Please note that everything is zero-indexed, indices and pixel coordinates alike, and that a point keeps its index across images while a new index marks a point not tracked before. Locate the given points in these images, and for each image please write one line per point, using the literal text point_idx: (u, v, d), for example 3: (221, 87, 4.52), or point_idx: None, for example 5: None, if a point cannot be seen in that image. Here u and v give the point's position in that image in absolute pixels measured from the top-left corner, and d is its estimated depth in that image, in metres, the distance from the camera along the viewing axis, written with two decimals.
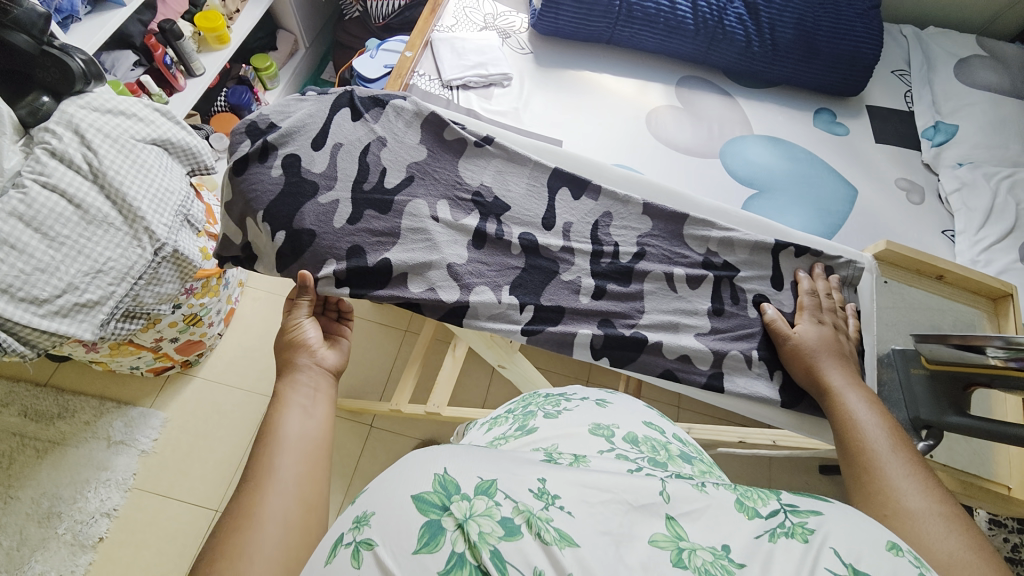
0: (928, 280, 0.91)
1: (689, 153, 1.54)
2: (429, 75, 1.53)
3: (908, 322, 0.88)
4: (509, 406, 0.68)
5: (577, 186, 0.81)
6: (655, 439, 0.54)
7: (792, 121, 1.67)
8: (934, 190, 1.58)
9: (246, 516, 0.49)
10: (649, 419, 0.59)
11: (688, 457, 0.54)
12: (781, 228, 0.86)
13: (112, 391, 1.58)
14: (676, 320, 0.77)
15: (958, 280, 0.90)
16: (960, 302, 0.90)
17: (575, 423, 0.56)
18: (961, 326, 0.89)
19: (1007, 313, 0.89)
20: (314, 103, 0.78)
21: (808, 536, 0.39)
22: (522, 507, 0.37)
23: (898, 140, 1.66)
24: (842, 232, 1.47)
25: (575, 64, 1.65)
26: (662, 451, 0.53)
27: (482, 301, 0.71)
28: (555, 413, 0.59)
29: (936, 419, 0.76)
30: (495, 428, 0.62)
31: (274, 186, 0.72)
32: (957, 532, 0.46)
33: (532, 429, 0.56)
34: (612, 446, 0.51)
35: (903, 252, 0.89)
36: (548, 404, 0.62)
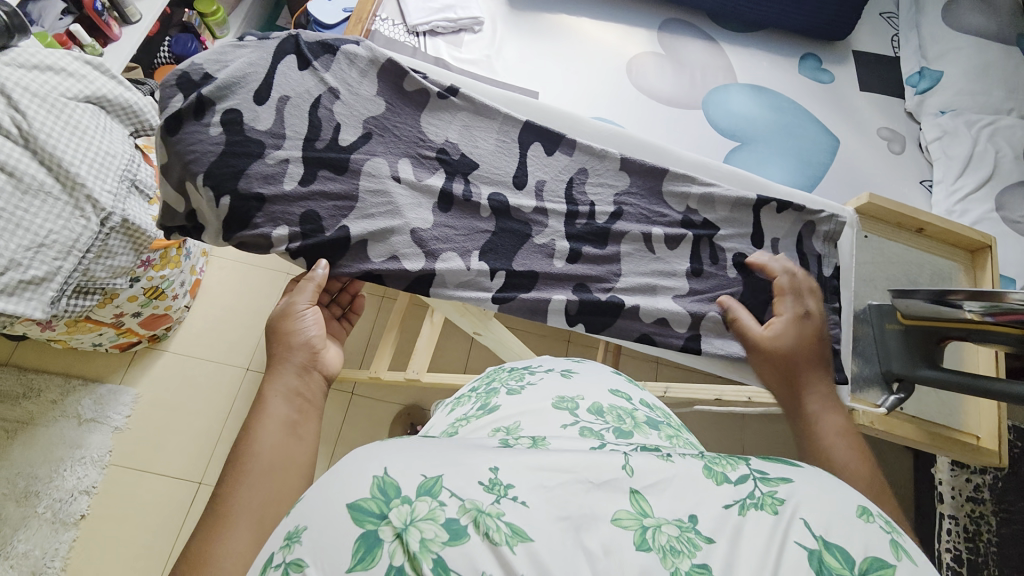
0: (908, 232, 0.90)
1: (671, 104, 1.48)
2: (392, 20, 1.40)
3: (885, 276, 0.87)
4: (473, 385, 0.70)
5: (550, 140, 0.76)
6: (621, 408, 0.57)
7: (777, 68, 1.61)
8: (915, 139, 1.56)
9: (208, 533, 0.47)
10: (615, 387, 0.62)
11: (654, 424, 0.56)
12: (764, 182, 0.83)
13: (77, 368, 1.52)
14: (654, 282, 0.75)
15: (938, 233, 0.89)
16: (938, 255, 0.90)
17: (539, 398, 0.57)
18: (937, 279, 0.89)
19: (984, 264, 0.89)
20: (254, 50, 0.69)
21: (777, 507, 0.38)
22: (469, 506, 0.36)
23: (882, 87, 1.62)
24: (821, 184, 1.45)
25: (552, 6, 1.53)
26: (627, 420, 0.55)
27: (450, 268, 0.67)
28: (519, 388, 0.61)
29: (908, 372, 0.77)
30: (459, 407, 0.64)
31: (213, 146, 0.64)
32: None
33: (495, 407, 0.58)
34: (577, 419, 0.53)
35: (885, 206, 0.87)
36: (512, 380, 0.64)
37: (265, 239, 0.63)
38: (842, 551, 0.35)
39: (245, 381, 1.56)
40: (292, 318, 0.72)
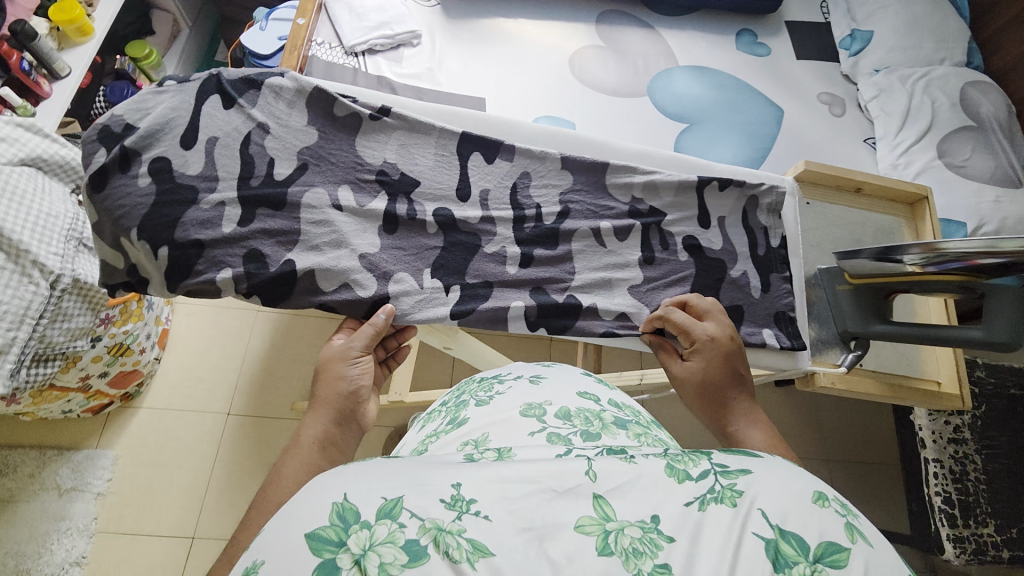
0: (848, 194, 0.93)
1: (617, 95, 1.50)
2: (329, 43, 1.38)
3: (832, 240, 0.90)
4: (444, 399, 0.74)
5: (489, 148, 0.76)
6: (589, 411, 0.60)
7: (714, 47, 1.64)
8: (855, 100, 1.61)
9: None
10: (583, 390, 0.65)
11: (622, 423, 0.59)
12: (703, 163, 0.84)
13: (51, 438, 1.47)
14: (609, 276, 0.76)
15: (876, 190, 0.92)
16: (879, 212, 0.92)
17: (507, 408, 0.61)
18: (881, 235, 0.91)
19: (924, 215, 0.92)
20: (175, 95, 0.67)
21: (736, 499, 0.40)
22: (429, 525, 0.36)
23: (817, 53, 1.67)
24: (771, 155, 1.49)
25: (488, 11, 1.54)
26: (595, 421, 0.57)
27: (404, 289, 0.67)
28: (486, 399, 0.65)
29: (863, 330, 0.79)
30: (429, 424, 0.68)
31: (143, 198, 0.63)
32: None
33: (462, 421, 0.61)
34: (543, 426, 0.56)
35: (822, 171, 0.89)
36: (481, 392, 0.68)
37: (211, 286, 0.62)
38: (797, 538, 0.37)
39: (227, 426, 1.52)
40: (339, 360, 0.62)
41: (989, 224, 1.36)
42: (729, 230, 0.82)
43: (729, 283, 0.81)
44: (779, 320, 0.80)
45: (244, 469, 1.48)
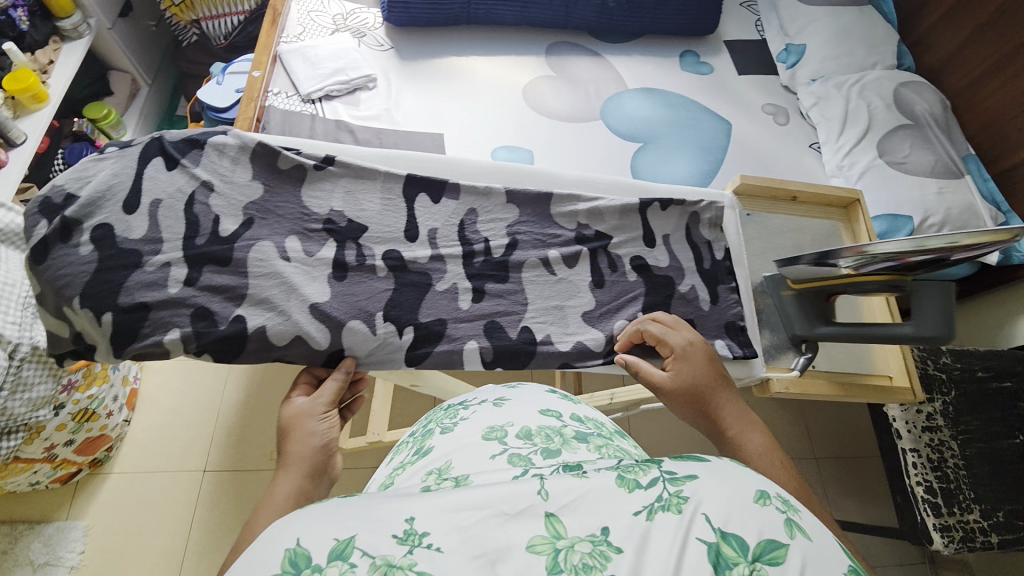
0: (785, 202, 0.95)
1: (572, 120, 1.55)
2: (285, 92, 1.40)
3: (772, 249, 0.93)
4: (411, 430, 0.72)
5: (435, 189, 0.77)
6: (549, 428, 0.60)
7: (660, 69, 1.72)
8: (797, 108, 1.70)
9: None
10: (545, 407, 0.65)
11: (583, 437, 0.59)
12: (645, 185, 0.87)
13: (18, 513, 1.40)
14: (562, 303, 0.77)
15: (810, 197, 0.94)
16: (816, 218, 0.95)
17: (471, 432, 0.61)
18: (820, 241, 0.94)
19: (858, 217, 0.95)
20: (116, 161, 0.68)
21: (682, 506, 0.40)
22: (380, 562, 0.36)
23: (757, 68, 1.77)
24: (723, 166, 1.55)
25: (441, 51, 1.60)
26: (556, 438, 0.58)
27: (357, 335, 0.67)
28: (451, 426, 0.64)
29: (809, 333, 0.82)
30: (397, 456, 0.66)
31: (86, 265, 0.62)
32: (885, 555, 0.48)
33: (428, 450, 0.61)
34: (504, 449, 0.56)
35: (758, 184, 0.92)
36: (446, 419, 0.67)
37: (158, 347, 0.61)
38: (738, 539, 0.37)
39: (204, 483, 1.47)
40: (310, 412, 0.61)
41: (935, 216, 1.42)
42: (674, 249, 0.85)
43: (679, 298, 0.83)
44: (730, 330, 0.82)
45: (226, 523, 1.43)
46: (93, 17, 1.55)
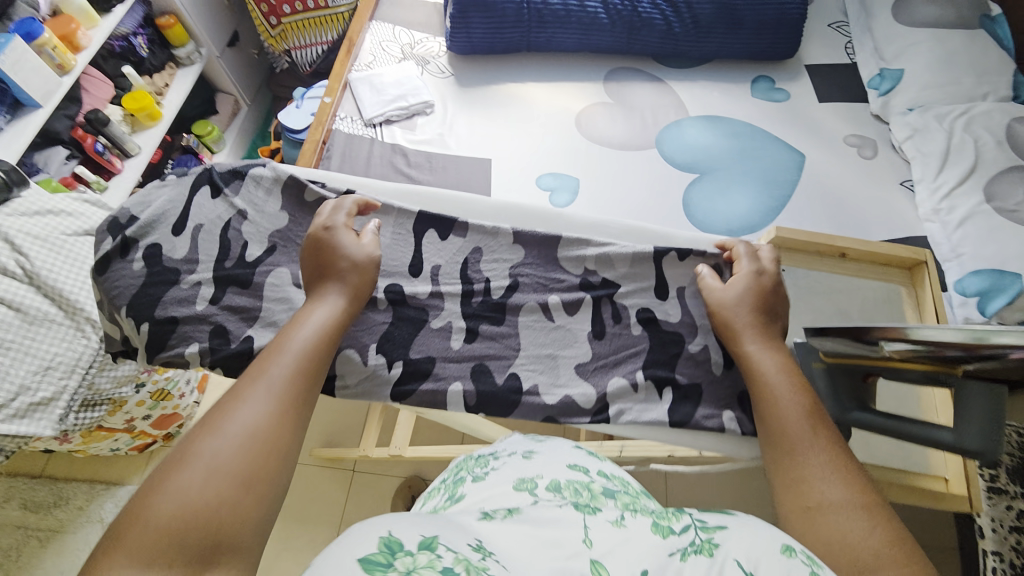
0: (830, 258, 0.83)
1: (624, 148, 1.51)
2: (350, 116, 1.51)
3: (809, 309, 0.80)
4: (444, 476, 0.73)
5: (443, 225, 0.73)
6: (577, 482, 0.58)
7: (727, 95, 1.62)
8: (887, 140, 1.52)
9: (158, 482, 0.45)
10: (572, 461, 0.64)
11: (610, 493, 0.56)
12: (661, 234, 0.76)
13: (101, 473, 1.62)
14: (554, 352, 0.65)
15: (862, 255, 0.81)
16: (869, 278, 0.82)
17: (502, 481, 0.60)
18: (867, 307, 0.82)
19: (924, 282, 0.80)
20: (174, 188, 0.73)
21: (713, 550, 0.46)
22: (462, 558, 0.42)
23: (842, 95, 1.60)
24: (791, 203, 1.41)
25: (499, 77, 1.64)
26: (584, 492, 0.56)
27: (347, 365, 0.63)
28: (482, 475, 0.65)
29: (840, 418, 0.63)
30: (431, 500, 0.68)
31: (135, 279, 0.67)
32: (880, 526, 0.47)
33: (459, 496, 0.62)
34: (535, 500, 0.55)
35: (796, 235, 0.79)
36: (477, 468, 0.68)
37: (180, 359, 0.64)
38: None
39: None
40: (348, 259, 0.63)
41: None
42: (688, 303, 0.68)
43: None
44: None
45: None
46: (204, 48, 1.78)
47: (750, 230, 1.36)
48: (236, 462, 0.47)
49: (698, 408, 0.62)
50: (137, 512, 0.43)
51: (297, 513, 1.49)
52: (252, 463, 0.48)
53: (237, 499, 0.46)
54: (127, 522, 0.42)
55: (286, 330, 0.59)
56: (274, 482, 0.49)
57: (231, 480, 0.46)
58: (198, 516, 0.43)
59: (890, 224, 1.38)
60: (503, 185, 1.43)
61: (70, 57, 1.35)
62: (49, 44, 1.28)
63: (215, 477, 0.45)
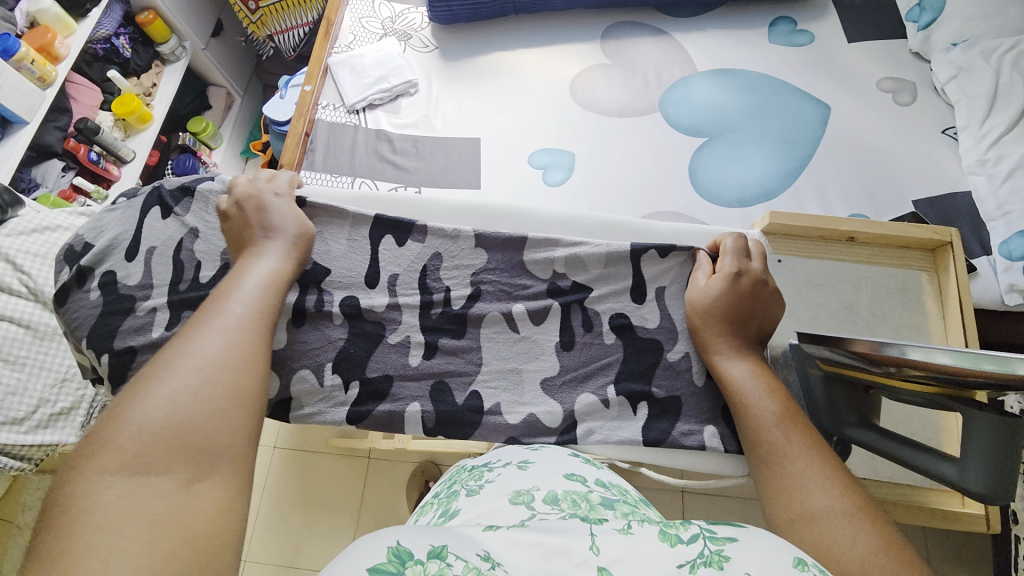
0: (837, 244, 0.74)
1: (623, 115, 1.38)
2: (333, 104, 1.43)
3: (813, 302, 0.71)
4: (438, 489, 0.65)
5: (401, 229, 0.67)
6: (576, 493, 0.48)
7: (741, 44, 1.45)
8: (927, 82, 1.34)
9: (133, 399, 0.45)
10: (571, 469, 0.52)
11: (610, 503, 0.47)
12: (641, 228, 0.69)
13: None
14: (518, 367, 0.60)
15: (873, 238, 0.72)
16: (880, 265, 0.74)
17: (495, 496, 0.49)
18: (880, 297, 0.73)
19: (946, 267, 0.71)
20: (124, 212, 0.72)
21: (724, 563, 0.38)
22: (471, 565, 0.37)
23: (875, 32, 1.41)
24: (813, 162, 1.27)
25: (487, 47, 1.52)
26: (582, 504, 0.46)
27: (304, 387, 0.60)
28: (478, 488, 0.52)
29: (835, 431, 0.59)
30: (424, 517, 0.59)
31: (93, 309, 0.66)
32: (865, 532, 0.44)
33: (454, 512, 0.50)
34: (532, 514, 0.44)
35: (795, 221, 0.70)
36: (472, 480, 0.55)
37: None
38: None
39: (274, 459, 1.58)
40: (292, 227, 0.63)
41: None
42: (669, 306, 0.62)
43: None
44: None
45: (290, 502, 1.54)
46: (188, 40, 1.72)
47: (764, 198, 1.24)
48: (215, 381, 0.48)
49: (676, 423, 0.58)
50: (118, 427, 0.43)
51: (318, 501, 1.54)
52: (232, 382, 0.49)
53: (223, 413, 0.47)
54: (109, 436, 0.43)
55: (234, 273, 0.58)
56: (256, 400, 0.50)
57: (211, 397, 0.47)
58: (185, 428, 0.45)
59: (928, 180, 1.23)
60: (495, 165, 1.35)
61: (49, 67, 1.34)
62: (27, 58, 1.27)
63: (196, 394, 0.46)
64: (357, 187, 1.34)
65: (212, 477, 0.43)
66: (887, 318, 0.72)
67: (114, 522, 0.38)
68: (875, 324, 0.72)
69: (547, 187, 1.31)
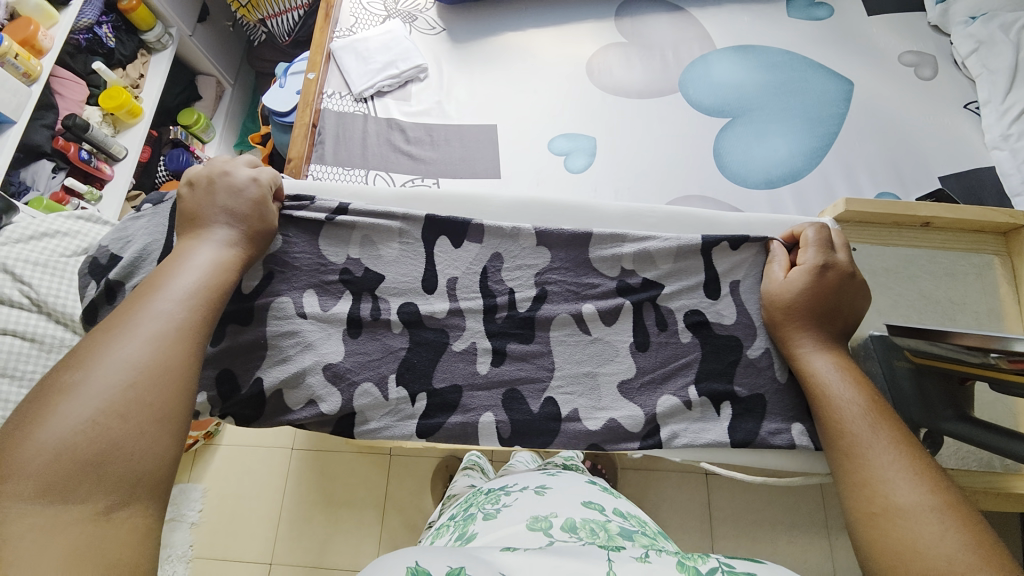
0: (910, 230, 0.74)
1: (642, 96, 1.34)
2: (339, 92, 1.36)
3: (892, 291, 0.71)
4: (451, 515, 0.73)
5: (455, 230, 0.65)
6: (595, 521, 0.57)
7: (760, 18, 1.39)
8: (948, 56, 1.32)
9: (46, 416, 0.41)
10: (588, 498, 0.63)
11: (629, 534, 0.56)
12: (708, 221, 0.69)
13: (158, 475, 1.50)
14: (592, 370, 0.60)
15: (947, 223, 0.72)
16: (954, 250, 0.74)
17: (516, 519, 0.58)
18: (958, 283, 0.72)
19: (1021, 251, 0.71)
20: (152, 219, 0.67)
21: None
22: None
23: (895, 4, 1.37)
24: (839, 140, 1.25)
25: (497, 27, 1.45)
26: (601, 533, 0.55)
27: (367, 401, 0.58)
28: (495, 512, 0.63)
29: (927, 423, 0.61)
30: (440, 538, 0.66)
31: None
32: (955, 529, 0.42)
33: (472, 535, 0.60)
34: (551, 540, 0.53)
35: (869, 209, 0.71)
36: (489, 504, 0.66)
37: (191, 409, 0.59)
38: None
39: (291, 459, 1.50)
40: (256, 218, 0.59)
41: None
42: (745, 300, 0.63)
43: None
44: None
45: (312, 501, 1.46)
46: (174, 27, 1.61)
47: (792, 178, 1.22)
48: (144, 399, 0.45)
49: (762, 422, 0.59)
50: (26, 449, 0.40)
51: (341, 499, 1.46)
52: (162, 401, 0.46)
53: (152, 434, 0.44)
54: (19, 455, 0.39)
55: (165, 266, 0.54)
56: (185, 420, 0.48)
57: (139, 417, 0.44)
58: (108, 450, 0.42)
59: (953, 156, 1.22)
60: (514, 153, 1.30)
61: (34, 62, 1.25)
62: (11, 53, 1.18)
63: (122, 415, 0.43)
64: (371, 180, 1.28)
65: (134, 506, 0.42)
66: (968, 305, 0.72)
67: (26, 558, 0.36)
68: (956, 312, 0.71)
69: (569, 173, 1.27)
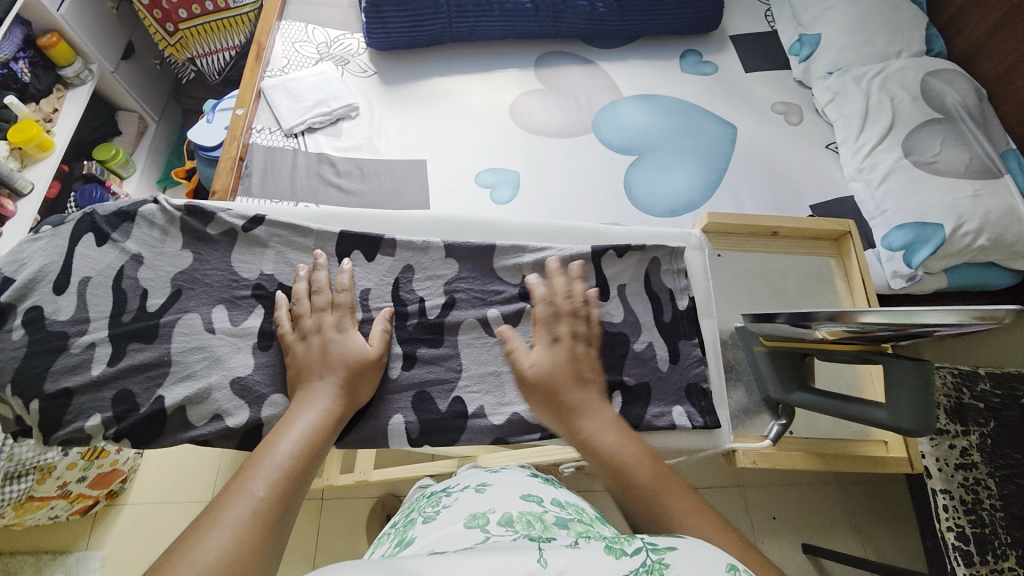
0: (763, 239, 0.87)
1: (560, 136, 1.47)
2: (269, 128, 1.39)
3: (748, 291, 0.84)
4: (394, 520, 0.71)
5: (369, 245, 0.69)
6: (531, 514, 0.58)
7: (660, 73, 1.60)
8: (811, 105, 1.57)
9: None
10: (527, 491, 0.64)
11: (563, 523, 0.57)
12: (597, 232, 0.78)
13: (47, 542, 1.30)
14: (498, 369, 0.65)
15: (791, 232, 0.86)
16: (799, 254, 0.87)
17: (450, 521, 0.59)
18: (802, 282, 0.86)
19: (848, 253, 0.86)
20: (49, 241, 0.64)
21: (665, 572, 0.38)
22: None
23: (766, 62, 1.63)
24: (727, 174, 1.44)
25: (426, 73, 1.56)
26: (536, 524, 0.56)
27: (275, 412, 0.59)
28: (434, 514, 0.63)
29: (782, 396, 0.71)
30: (381, 546, 0.65)
31: (15, 351, 0.59)
32: None
33: (410, 540, 0.60)
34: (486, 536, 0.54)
35: (728, 222, 0.84)
36: (430, 507, 0.66)
37: (82, 433, 0.57)
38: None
39: None
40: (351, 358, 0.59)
41: (968, 223, 1.19)
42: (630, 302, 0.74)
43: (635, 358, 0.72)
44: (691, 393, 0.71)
45: None
46: (94, 63, 1.58)
47: (691, 208, 1.37)
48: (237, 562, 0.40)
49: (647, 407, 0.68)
50: None
51: None
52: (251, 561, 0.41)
53: None
54: None
55: (272, 432, 0.52)
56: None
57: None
58: None
59: (818, 189, 1.43)
60: (442, 186, 1.37)
61: None
62: None
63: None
64: None
65: None
66: (811, 300, 0.85)
67: None
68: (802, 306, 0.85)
69: (496, 205, 1.35)
